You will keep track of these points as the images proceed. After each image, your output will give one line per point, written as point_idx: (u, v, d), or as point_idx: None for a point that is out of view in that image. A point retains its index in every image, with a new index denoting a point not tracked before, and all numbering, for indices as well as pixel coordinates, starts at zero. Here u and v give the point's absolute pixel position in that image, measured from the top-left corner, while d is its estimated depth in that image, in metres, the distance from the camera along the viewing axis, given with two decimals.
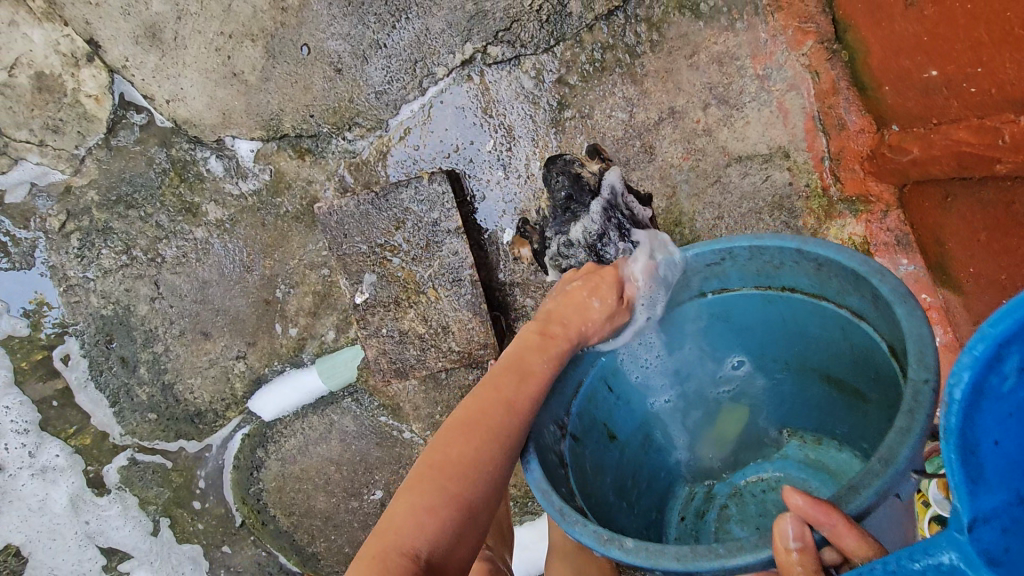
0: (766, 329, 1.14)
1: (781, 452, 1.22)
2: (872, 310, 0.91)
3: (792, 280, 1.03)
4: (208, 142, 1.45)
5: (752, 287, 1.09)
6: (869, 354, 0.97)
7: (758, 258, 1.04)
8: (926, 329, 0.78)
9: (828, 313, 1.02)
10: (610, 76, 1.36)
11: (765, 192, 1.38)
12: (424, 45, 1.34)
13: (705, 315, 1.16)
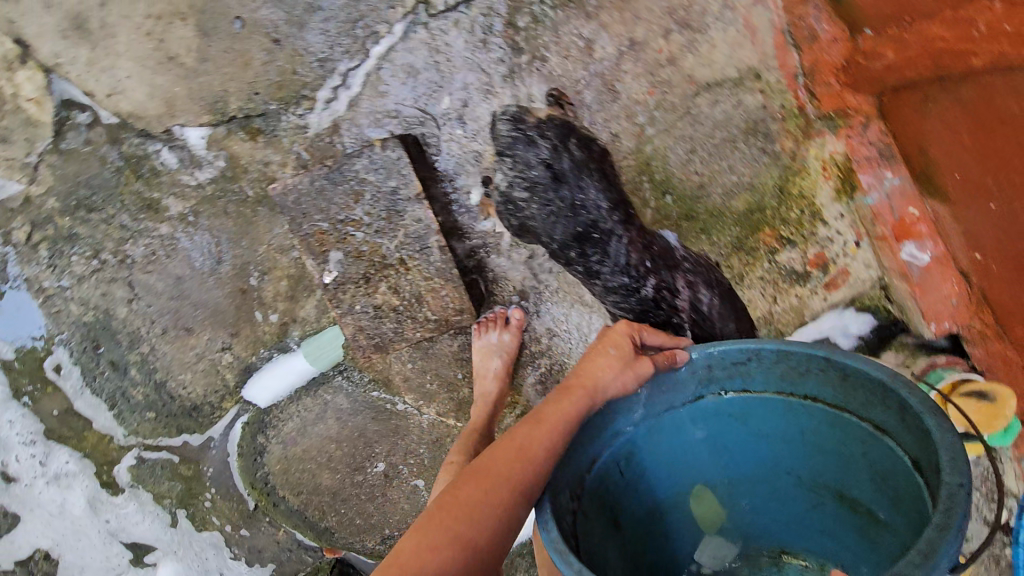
0: (785, 444, 1.20)
1: (782, 570, 1.28)
2: (897, 423, 0.98)
3: (816, 390, 1.09)
4: (158, 133, 1.39)
5: (774, 392, 1.14)
6: (890, 466, 1.04)
7: (787, 358, 1.08)
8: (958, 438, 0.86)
9: (847, 429, 1.09)
10: (563, 13, 1.27)
11: (737, 119, 1.33)
12: (362, 2, 1.26)
13: (724, 413, 1.21)
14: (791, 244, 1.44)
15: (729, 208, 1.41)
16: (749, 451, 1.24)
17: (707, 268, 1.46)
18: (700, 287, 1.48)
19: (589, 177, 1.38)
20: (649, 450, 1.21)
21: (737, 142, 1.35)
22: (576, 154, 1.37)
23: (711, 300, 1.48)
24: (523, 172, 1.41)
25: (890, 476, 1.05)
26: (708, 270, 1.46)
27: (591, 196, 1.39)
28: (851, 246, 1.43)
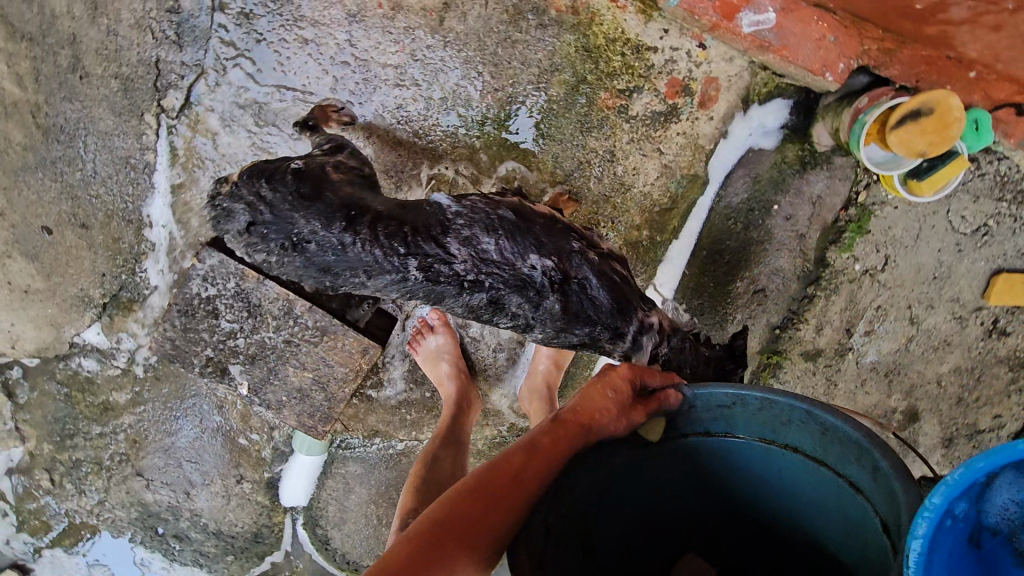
0: (752, 487, 1.00)
1: None
2: (870, 481, 0.84)
3: (797, 439, 0.91)
4: (68, 349, 1.49)
5: (754, 440, 0.94)
6: (860, 522, 0.88)
7: (766, 413, 0.91)
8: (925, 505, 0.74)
9: (822, 479, 0.92)
10: (275, 36, 1.21)
11: (495, 15, 1.23)
12: (118, 148, 1.28)
13: (697, 462, 0.99)
14: (635, 91, 1.32)
15: (550, 99, 1.31)
16: (718, 501, 1.02)
17: (487, 206, 1.08)
18: (478, 236, 1.05)
19: (293, 200, 1.00)
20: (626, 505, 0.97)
21: (512, 35, 1.25)
22: (272, 197, 1.00)
23: (498, 243, 1.05)
24: (247, 241, 1.02)
25: (862, 543, 0.87)
26: (576, 165, 1.38)
27: (307, 218, 1.00)
28: (697, 52, 1.31)
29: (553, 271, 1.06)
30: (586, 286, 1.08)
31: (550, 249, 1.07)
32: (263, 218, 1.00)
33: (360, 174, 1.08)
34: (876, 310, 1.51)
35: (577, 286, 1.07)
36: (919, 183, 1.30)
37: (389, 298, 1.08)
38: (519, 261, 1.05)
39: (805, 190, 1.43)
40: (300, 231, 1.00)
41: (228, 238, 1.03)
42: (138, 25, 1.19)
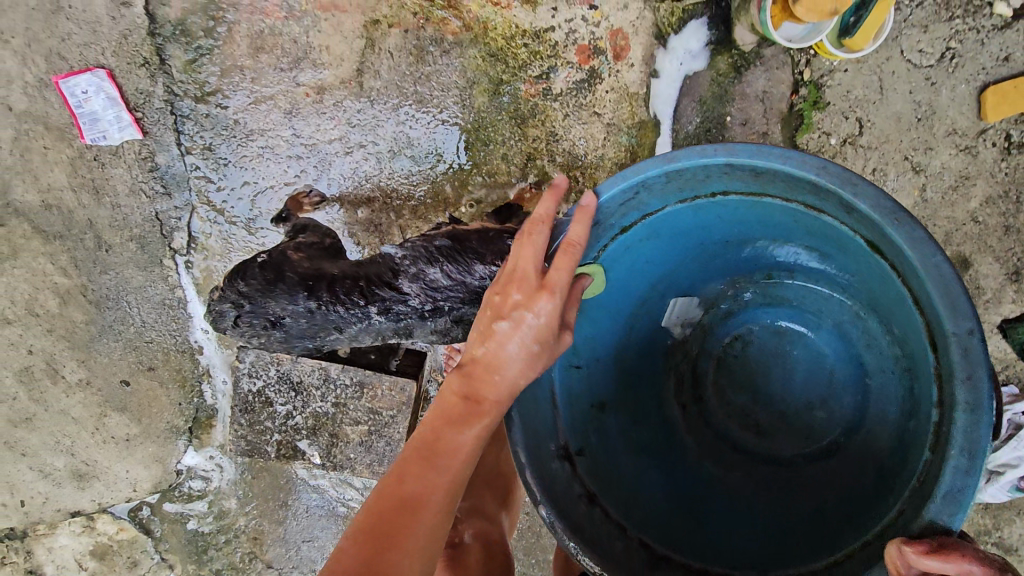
0: (697, 238, 1.02)
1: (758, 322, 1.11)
2: (837, 207, 0.84)
3: (721, 186, 0.91)
4: (178, 477, 1.71)
5: (679, 207, 0.95)
6: (828, 232, 0.90)
7: (679, 180, 0.91)
8: (940, 258, 0.75)
9: (762, 206, 0.93)
10: (237, 155, 1.39)
11: (403, 60, 1.35)
12: (154, 296, 1.49)
13: (644, 248, 1.00)
14: (551, 70, 1.39)
15: (479, 109, 1.40)
16: (673, 264, 1.05)
17: (425, 241, 1.22)
18: (424, 269, 1.21)
19: (266, 286, 1.19)
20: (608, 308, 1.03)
21: (423, 71, 1.37)
22: (248, 291, 1.19)
23: (444, 269, 1.19)
24: (242, 331, 1.22)
25: (834, 244, 0.91)
26: (526, 156, 1.43)
27: (284, 301, 1.19)
28: (592, 14, 1.38)
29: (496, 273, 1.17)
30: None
31: (492, 257, 1.17)
32: (247, 311, 1.19)
33: (321, 246, 1.29)
34: (873, 174, 1.45)
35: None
36: (851, 39, 1.30)
37: (365, 342, 1.28)
38: (468, 278, 1.19)
39: (749, 91, 1.43)
40: (276, 312, 1.20)
41: (225, 333, 1.23)
42: (132, 192, 1.39)
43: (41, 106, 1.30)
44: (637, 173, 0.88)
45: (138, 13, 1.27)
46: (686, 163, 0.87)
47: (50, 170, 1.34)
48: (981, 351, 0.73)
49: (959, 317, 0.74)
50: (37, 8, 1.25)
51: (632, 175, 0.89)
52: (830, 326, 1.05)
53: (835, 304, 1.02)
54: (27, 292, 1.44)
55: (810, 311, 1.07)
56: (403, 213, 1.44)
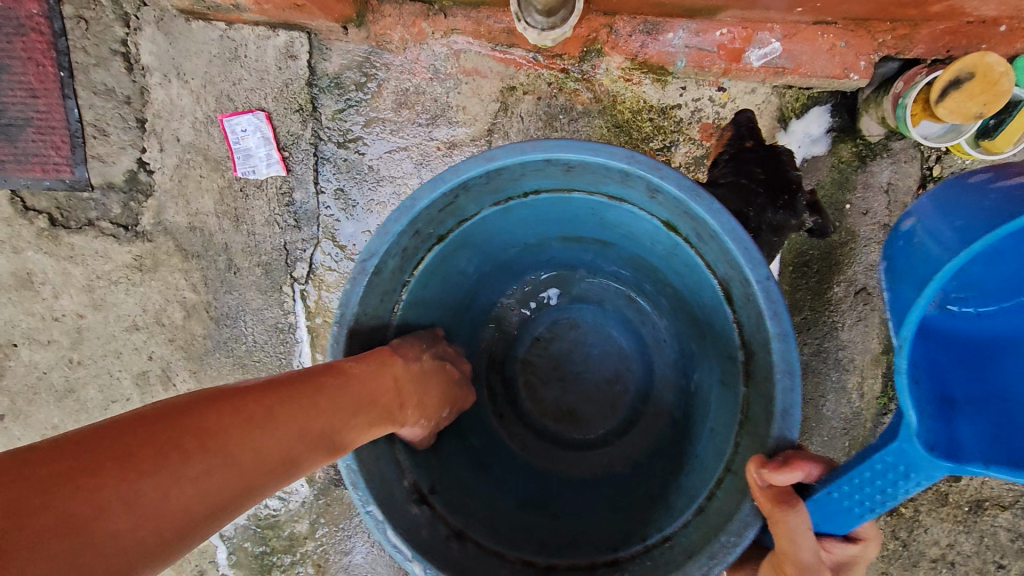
0: (510, 231, 1.25)
1: (562, 301, 1.50)
2: (643, 200, 1.08)
3: (535, 185, 1.12)
4: None
5: (495, 208, 1.15)
6: (636, 222, 1.16)
7: (497, 178, 1.06)
8: (731, 218, 0.94)
9: (573, 199, 1.16)
10: (366, 197, 1.48)
11: (532, 122, 1.42)
12: (267, 318, 1.57)
13: (471, 240, 1.20)
14: (672, 145, 1.43)
15: None
16: (492, 251, 1.29)
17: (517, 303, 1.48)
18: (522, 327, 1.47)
19: None
20: (437, 290, 1.23)
21: (550, 135, 1.42)
22: None
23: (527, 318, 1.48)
24: None
25: (636, 232, 1.20)
26: None
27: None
28: (719, 95, 1.41)
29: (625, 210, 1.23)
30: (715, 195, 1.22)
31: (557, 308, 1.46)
32: None
33: None
34: None
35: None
36: (991, 141, 1.28)
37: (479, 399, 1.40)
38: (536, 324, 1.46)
39: (873, 181, 1.42)
40: None
41: None
42: (267, 222, 1.49)
43: (204, 140, 1.43)
44: (458, 174, 1.00)
45: (301, 65, 1.40)
46: (508, 164, 1.01)
47: (201, 196, 1.47)
48: (777, 291, 0.92)
49: (757, 267, 0.92)
50: (217, 56, 1.39)
51: (452, 176, 1.00)
52: (613, 309, 1.47)
53: (612, 293, 1.47)
54: (158, 303, 1.55)
55: (594, 301, 1.49)
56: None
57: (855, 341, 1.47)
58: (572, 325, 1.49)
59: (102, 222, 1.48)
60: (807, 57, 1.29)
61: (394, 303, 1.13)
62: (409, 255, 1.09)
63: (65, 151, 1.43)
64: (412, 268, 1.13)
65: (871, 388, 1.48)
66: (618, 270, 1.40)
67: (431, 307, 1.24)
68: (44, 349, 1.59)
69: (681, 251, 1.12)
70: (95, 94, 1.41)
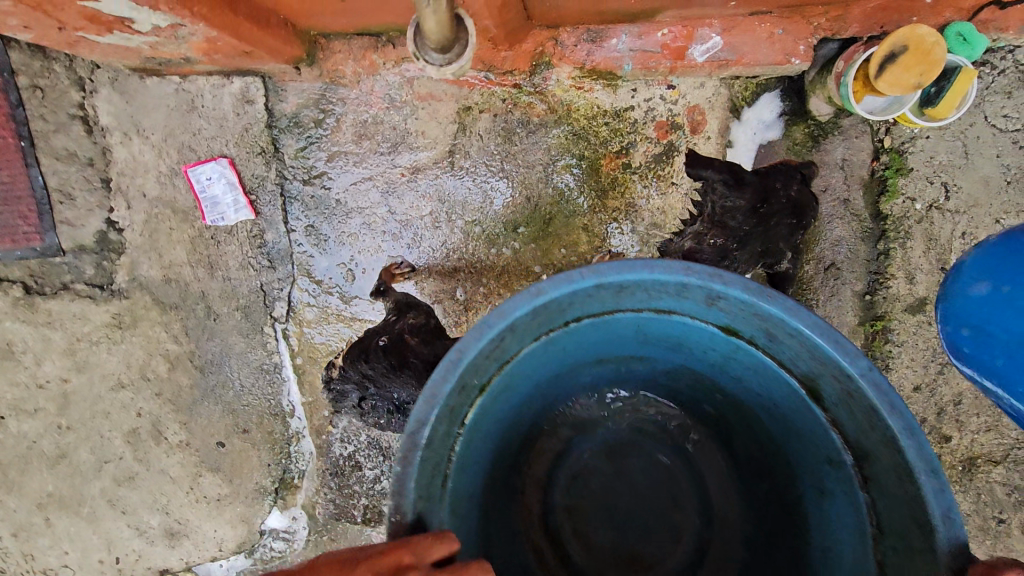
0: (544, 366, 1.21)
1: (587, 437, 1.39)
2: (699, 308, 1.09)
3: (581, 312, 1.10)
4: (260, 538, 1.67)
5: (538, 344, 1.12)
6: (684, 330, 1.17)
7: (544, 309, 1.04)
8: (812, 316, 0.97)
9: (613, 320, 1.15)
10: (337, 230, 1.50)
11: (491, 140, 1.45)
12: (252, 360, 1.57)
13: (512, 380, 1.15)
14: (630, 146, 1.46)
15: (562, 185, 1.48)
16: (523, 392, 1.22)
17: None
18: None
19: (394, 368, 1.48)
20: (477, 444, 1.13)
21: (510, 150, 1.46)
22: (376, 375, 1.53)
23: None
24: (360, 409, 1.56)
25: (681, 339, 1.20)
26: (607, 227, 1.50)
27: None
28: (670, 93, 1.44)
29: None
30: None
31: None
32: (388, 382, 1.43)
33: (425, 327, 1.50)
34: (963, 238, 1.44)
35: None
36: (934, 107, 1.31)
37: None
38: None
39: (827, 159, 1.46)
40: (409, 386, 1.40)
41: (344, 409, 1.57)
42: (242, 266, 1.50)
43: (170, 192, 1.45)
44: (504, 313, 0.99)
45: (258, 108, 1.42)
46: (557, 293, 1.00)
47: (173, 248, 1.48)
48: (885, 384, 0.93)
49: (854, 359, 0.94)
50: (174, 108, 1.40)
51: (499, 317, 0.99)
52: (642, 431, 1.41)
53: (634, 411, 1.41)
54: (141, 358, 1.55)
55: (617, 429, 1.40)
56: (489, 285, 1.52)
57: (831, 317, 1.50)
58: (606, 458, 1.38)
59: (76, 284, 1.49)
60: (749, 47, 1.32)
61: (442, 474, 1.02)
62: (455, 408, 1.03)
63: (33, 219, 1.43)
64: (459, 422, 1.06)
65: None
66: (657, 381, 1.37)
67: (475, 462, 1.14)
68: (31, 418, 1.58)
69: (742, 352, 1.14)
70: (58, 160, 1.42)
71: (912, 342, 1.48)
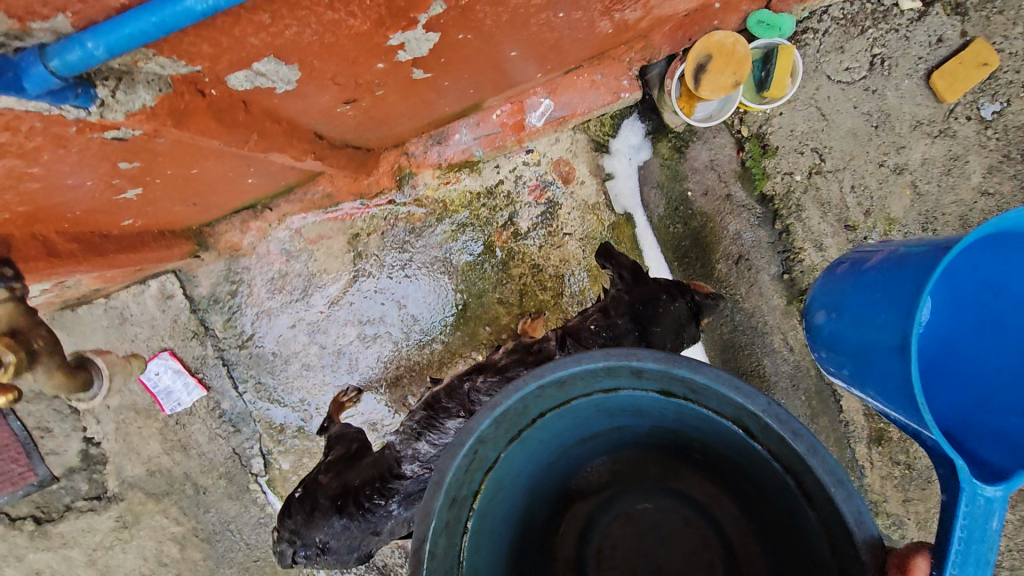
0: (528, 462, 1.02)
1: (600, 504, 1.17)
2: (634, 383, 0.91)
3: (540, 409, 0.92)
4: None
5: (511, 450, 0.93)
6: (632, 399, 0.98)
7: (505, 417, 0.88)
8: (717, 371, 0.82)
9: (576, 406, 0.96)
10: (283, 378, 1.60)
11: (388, 254, 1.54)
12: (249, 518, 1.67)
13: (496, 494, 0.96)
14: (513, 216, 1.53)
15: (463, 270, 1.55)
16: (519, 490, 1.04)
17: (409, 420, 1.25)
18: (413, 447, 1.23)
19: (306, 518, 1.21)
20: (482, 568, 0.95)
21: (407, 257, 1.55)
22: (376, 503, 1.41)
23: (427, 441, 1.22)
24: None
25: (639, 408, 1.01)
26: (519, 293, 1.56)
27: (324, 527, 1.20)
28: (530, 156, 1.51)
29: (515, 352, 1.28)
30: (598, 322, 1.26)
31: (453, 409, 1.23)
32: (295, 540, 1.22)
33: (345, 456, 1.27)
34: (853, 192, 1.44)
35: (579, 327, 1.26)
36: (767, 91, 1.33)
37: (404, 533, 1.24)
38: (417, 442, 1.22)
39: (697, 165, 1.50)
40: (320, 538, 1.20)
41: None
42: (211, 438, 1.62)
43: (129, 397, 1.59)
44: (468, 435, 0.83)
45: (179, 299, 1.55)
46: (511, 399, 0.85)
47: (147, 443, 1.61)
48: (785, 414, 0.80)
49: (751, 398, 0.81)
50: (109, 326, 1.55)
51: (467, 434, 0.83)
52: (652, 486, 1.16)
53: (637, 469, 1.17)
54: (153, 547, 1.66)
55: (631, 490, 1.17)
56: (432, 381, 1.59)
57: (759, 305, 1.51)
58: (620, 520, 1.16)
59: (77, 502, 1.63)
60: (575, 99, 1.39)
61: None
62: (451, 556, 0.87)
63: (23, 460, 1.59)
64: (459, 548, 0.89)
65: (796, 338, 1.51)
66: (642, 445, 1.15)
67: None
68: None
69: (686, 411, 0.96)
70: (29, 402, 1.58)
71: None
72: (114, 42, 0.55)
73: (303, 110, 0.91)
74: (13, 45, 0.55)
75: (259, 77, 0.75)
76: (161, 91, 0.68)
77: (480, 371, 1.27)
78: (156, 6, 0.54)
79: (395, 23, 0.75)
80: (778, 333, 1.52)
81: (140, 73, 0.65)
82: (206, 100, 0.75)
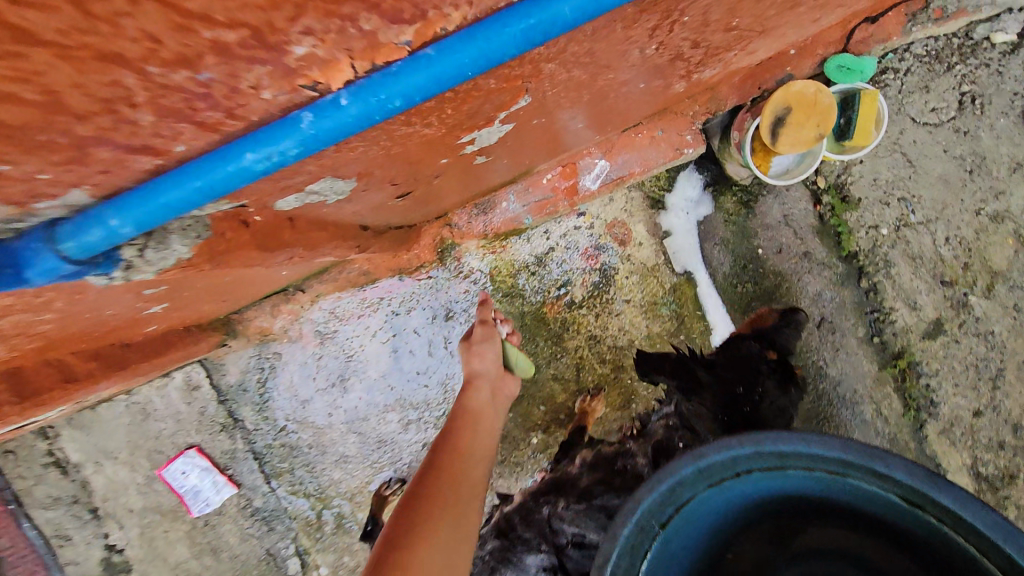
0: (719, 509, 0.94)
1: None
2: (865, 485, 0.81)
3: (753, 468, 0.84)
4: None
5: (712, 491, 0.87)
6: (860, 492, 0.85)
7: (709, 469, 0.83)
8: (952, 486, 0.73)
9: (792, 474, 0.87)
10: (319, 471, 1.46)
11: (431, 331, 1.41)
12: None
13: (676, 535, 0.89)
14: (567, 283, 1.40)
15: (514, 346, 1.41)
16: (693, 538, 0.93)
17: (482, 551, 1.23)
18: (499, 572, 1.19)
19: None
20: None
21: (450, 333, 1.41)
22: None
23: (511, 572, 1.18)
24: None
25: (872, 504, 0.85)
26: (576, 367, 1.41)
27: None
28: (583, 219, 1.39)
29: (596, 471, 1.27)
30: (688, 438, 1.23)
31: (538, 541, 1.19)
32: None
33: None
34: (950, 244, 1.29)
35: (669, 445, 1.24)
36: (851, 139, 1.19)
37: None
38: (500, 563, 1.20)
39: (768, 220, 1.36)
40: None
41: None
42: (244, 539, 1.47)
43: (154, 499, 1.45)
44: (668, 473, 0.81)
45: (206, 390, 1.42)
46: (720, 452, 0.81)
47: (173, 548, 1.46)
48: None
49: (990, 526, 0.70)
50: (131, 422, 1.42)
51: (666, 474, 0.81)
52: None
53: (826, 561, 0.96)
54: None
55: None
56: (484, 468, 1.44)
57: (847, 373, 1.34)
58: None
59: None
60: (634, 157, 1.27)
61: None
62: None
63: None
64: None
65: (891, 408, 1.34)
66: (819, 514, 0.96)
67: None
68: None
69: (926, 528, 0.80)
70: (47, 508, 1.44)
71: (947, 367, 1.32)
72: (138, 218, 0.57)
73: (350, 213, 0.87)
74: (11, 228, 0.57)
75: (310, 196, 0.75)
76: (198, 237, 0.69)
77: (558, 495, 1.26)
78: (198, 170, 0.55)
79: (474, 123, 0.74)
80: (870, 403, 1.34)
81: (175, 223, 0.66)
82: (251, 230, 0.77)
